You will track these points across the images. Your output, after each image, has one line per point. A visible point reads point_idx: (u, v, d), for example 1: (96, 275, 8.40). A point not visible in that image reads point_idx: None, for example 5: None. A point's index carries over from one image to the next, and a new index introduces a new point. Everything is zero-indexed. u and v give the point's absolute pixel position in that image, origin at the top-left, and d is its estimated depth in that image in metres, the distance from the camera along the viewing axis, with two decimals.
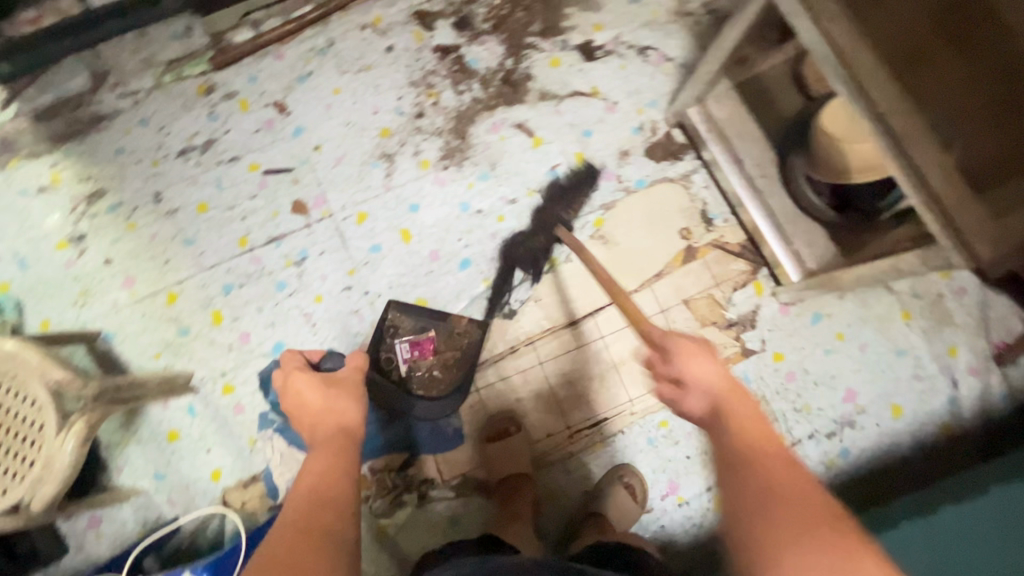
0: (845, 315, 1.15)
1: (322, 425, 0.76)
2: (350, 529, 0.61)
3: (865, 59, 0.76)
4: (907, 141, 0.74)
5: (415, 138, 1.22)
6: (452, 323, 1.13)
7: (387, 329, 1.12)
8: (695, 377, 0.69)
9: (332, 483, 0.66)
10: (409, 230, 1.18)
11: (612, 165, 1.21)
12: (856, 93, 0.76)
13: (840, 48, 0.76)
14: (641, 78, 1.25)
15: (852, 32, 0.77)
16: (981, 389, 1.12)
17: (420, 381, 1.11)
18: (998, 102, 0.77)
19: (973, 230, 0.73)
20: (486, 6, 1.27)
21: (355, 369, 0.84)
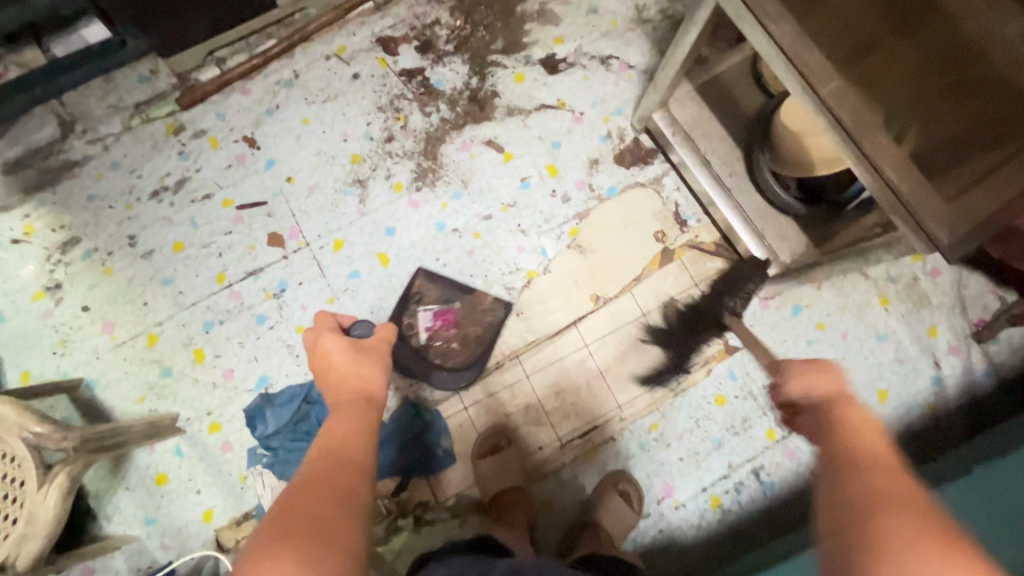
0: (823, 305, 1.16)
1: (344, 388, 0.76)
2: (361, 484, 0.61)
3: (811, 57, 0.78)
4: (857, 134, 0.77)
5: (386, 162, 1.22)
6: (478, 296, 1.16)
7: (412, 294, 1.16)
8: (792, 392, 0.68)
9: (353, 445, 0.66)
10: (386, 254, 1.18)
11: (583, 174, 1.23)
12: (803, 91, 0.79)
13: (786, 49, 0.78)
14: (605, 87, 1.27)
15: (795, 34, 0.79)
16: (963, 367, 1.13)
17: (438, 351, 1.14)
18: (946, 89, 0.81)
19: (928, 215, 0.74)
20: (447, 27, 1.29)
21: (383, 339, 0.85)
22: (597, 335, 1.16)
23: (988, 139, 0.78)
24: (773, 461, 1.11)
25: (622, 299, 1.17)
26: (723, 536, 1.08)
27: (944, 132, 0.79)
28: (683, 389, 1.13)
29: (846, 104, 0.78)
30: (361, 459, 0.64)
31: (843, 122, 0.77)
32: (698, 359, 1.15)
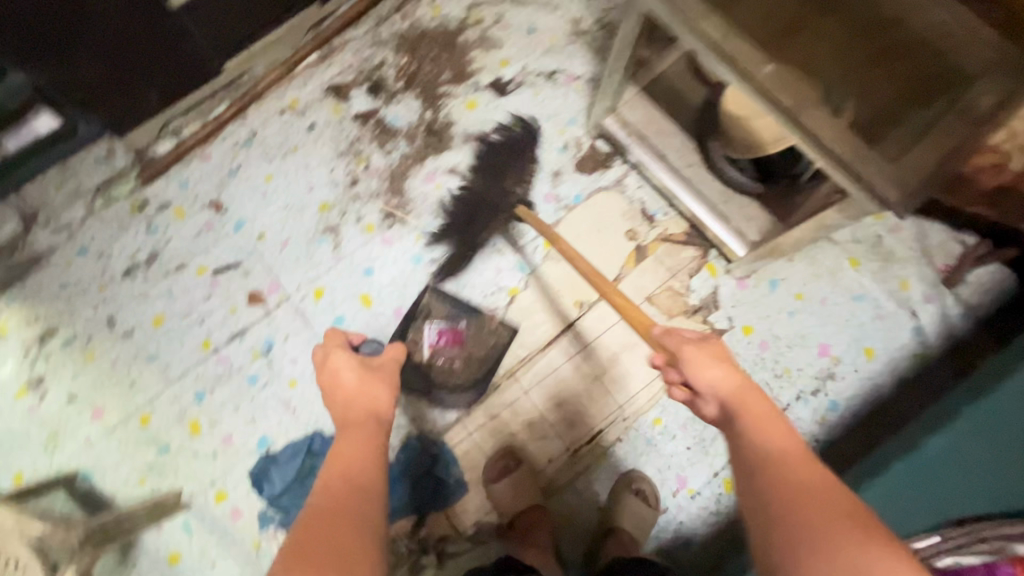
0: (798, 276, 1.20)
1: (353, 409, 0.77)
2: (372, 508, 0.66)
3: (741, 47, 0.83)
4: (797, 112, 0.81)
5: (355, 204, 1.24)
6: (483, 317, 1.17)
7: (420, 309, 1.17)
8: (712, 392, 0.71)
9: (367, 472, 0.69)
10: (368, 294, 1.19)
11: (548, 187, 1.25)
12: (738, 79, 0.83)
13: (716, 44, 0.83)
14: (555, 100, 1.31)
15: (722, 27, 0.84)
16: (939, 314, 1.17)
17: (440, 367, 1.15)
18: (875, 55, 0.84)
19: (878, 177, 0.79)
20: (394, 67, 1.33)
21: (393, 359, 0.86)
22: (588, 339, 1.17)
23: (920, 98, 0.83)
24: None
25: (606, 301, 1.19)
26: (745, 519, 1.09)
27: (886, 89, 0.83)
28: None
29: (781, 82, 0.82)
30: (371, 487, 0.68)
31: (780, 102, 0.82)
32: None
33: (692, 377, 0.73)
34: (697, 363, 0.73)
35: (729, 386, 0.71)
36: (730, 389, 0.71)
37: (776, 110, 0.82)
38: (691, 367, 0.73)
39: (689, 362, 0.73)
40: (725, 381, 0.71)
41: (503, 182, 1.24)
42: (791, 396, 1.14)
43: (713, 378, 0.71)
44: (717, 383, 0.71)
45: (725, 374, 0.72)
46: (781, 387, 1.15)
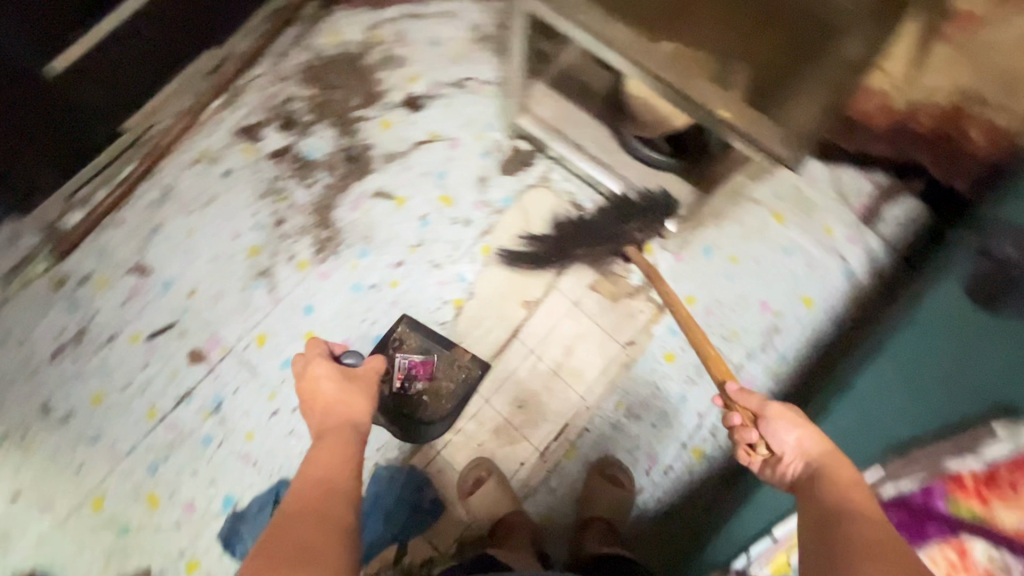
0: (729, 240, 1.24)
1: (331, 418, 0.81)
2: (346, 509, 0.68)
3: (619, 32, 0.85)
4: (685, 85, 0.83)
5: (284, 244, 1.21)
6: (454, 352, 1.15)
7: (391, 340, 1.15)
8: (788, 444, 0.72)
9: (339, 474, 0.72)
10: (313, 332, 1.17)
11: (476, 194, 1.25)
12: (622, 60, 0.85)
13: (598, 31, 0.84)
14: (469, 108, 1.31)
15: (599, 15, 0.85)
16: (865, 253, 1.22)
17: (410, 400, 1.12)
18: (748, 31, 0.89)
19: (766, 137, 0.81)
20: (303, 99, 1.31)
21: (373, 370, 0.89)
22: (539, 337, 1.18)
23: (793, 66, 0.87)
24: None
25: (550, 296, 1.20)
26: (718, 484, 1.11)
27: (767, 48, 0.88)
28: (634, 359, 1.17)
29: (663, 59, 0.84)
30: (343, 487, 0.71)
31: (665, 77, 0.83)
32: (637, 327, 1.19)
33: (773, 433, 0.73)
34: (780, 416, 0.74)
35: (818, 447, 0.71)
36: (812, 448, 0.71)
37: (663, 86, 0.84)
38: (774, 420, 0.74)
39: (771, 416, 0.74)
40: (814, 439, 0.71)
41: (609, 216, 1.21)
42: (741, 357, 1.18)
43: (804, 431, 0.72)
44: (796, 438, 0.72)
45: (804, 432, 0.72)
46: (730, 349, 1.18)
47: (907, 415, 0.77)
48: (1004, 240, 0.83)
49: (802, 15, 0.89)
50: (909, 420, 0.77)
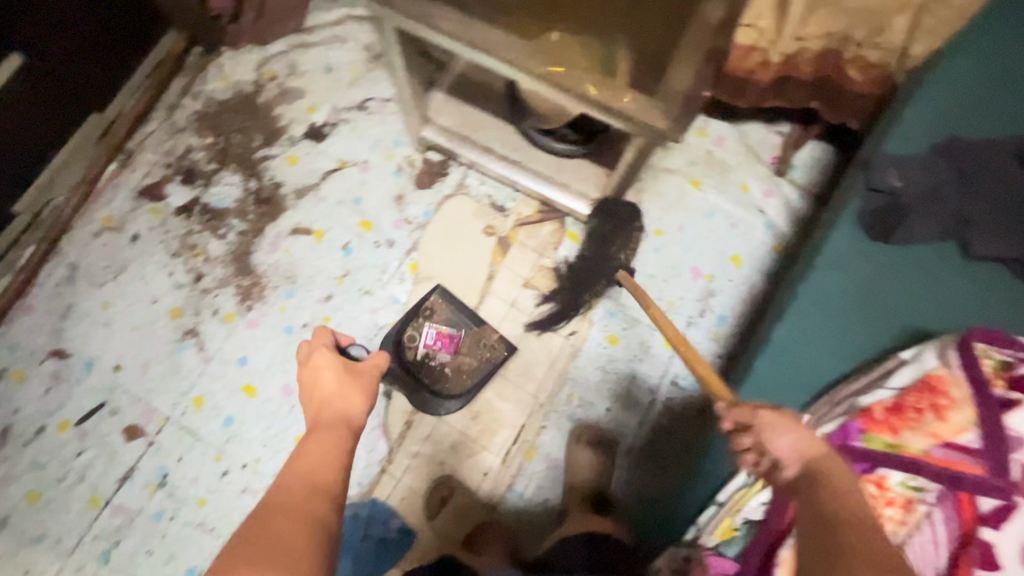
0: (651, 214, 1.25)
1: (328, 412, 0.72)
2: (328, 512, 0.61)
3: (488, 33, 0.83)
4: (560, 77, 0.82)
5: (206, 299, 1.17)
6: (482, 331, 1.17)
7: (423, 309, 1.16)
8: (784, 450, 0.57)
9: (328, 471, 0.65)
10: (251, 384, 1.13)
11: (395, 213, 1.23)
12: (499, 62, 0.84)
13: (464, 36, 0.83)
14: (374, 128, 1.29)
15: (465, 19, 0.84)
16: (782, 203, 1.25)
17: (430, 372, 1.14)
18: None
19: (649, 115, 0.81)
20: (202, 149, 1.27)
21: (377, 367, 0.79)
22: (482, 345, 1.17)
23: (666, 38, 0.87)
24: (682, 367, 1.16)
25: (486, 302, 1.19)
26: (680, 456, 1.11)
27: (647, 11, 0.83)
28: (578, 349, 1.17)
29: (538, 52, 0.83)
30: (330, 485, 0.64)
31: (538, 73, 0.82)
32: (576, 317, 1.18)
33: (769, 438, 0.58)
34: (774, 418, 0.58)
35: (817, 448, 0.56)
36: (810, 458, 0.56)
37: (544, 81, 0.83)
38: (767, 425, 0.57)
39: (764, 423, 0.57)
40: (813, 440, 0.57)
41: (610, 249, 1.22)
42: (682, 325, 1.19)
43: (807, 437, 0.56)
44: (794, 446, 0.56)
45: (801, 436, 0.57)
46: (671, 320, 1.19)
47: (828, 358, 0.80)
48: (889, 169, 0.81)
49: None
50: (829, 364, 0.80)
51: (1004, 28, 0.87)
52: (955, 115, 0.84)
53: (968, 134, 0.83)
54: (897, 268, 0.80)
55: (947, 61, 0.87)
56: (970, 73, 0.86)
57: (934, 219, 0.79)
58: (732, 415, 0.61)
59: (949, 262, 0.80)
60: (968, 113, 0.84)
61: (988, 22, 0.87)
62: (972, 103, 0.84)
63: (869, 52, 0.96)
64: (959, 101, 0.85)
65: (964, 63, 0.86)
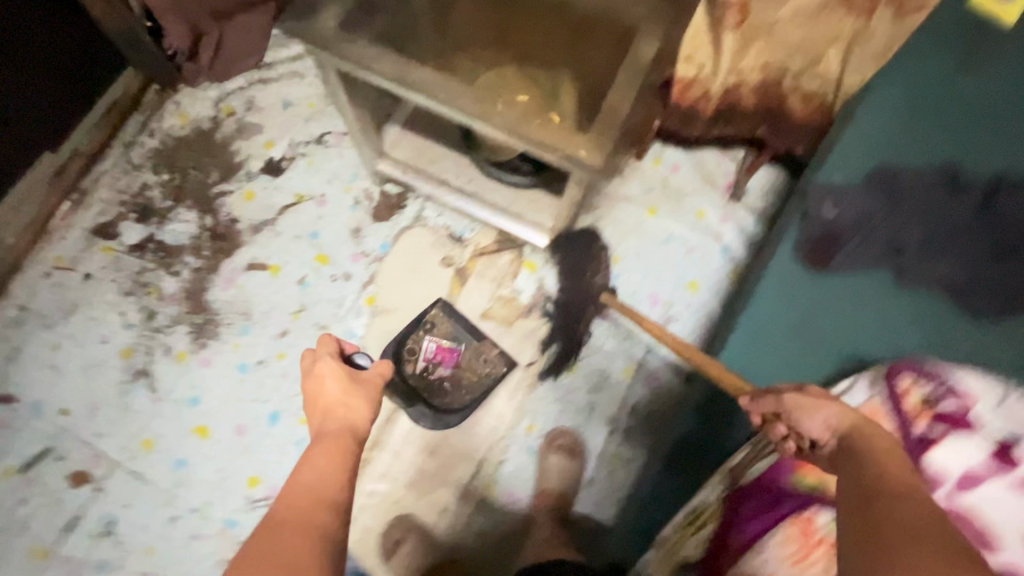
0: (609, 241, 1.25)
1: (331, 422, 0.71)
2: (333, 519, 0.60)
3: (423, 74, 0.83)
4: (491, 114, 0.81)
5: (159, 338, 1.15)
6: (481, 346, 1.17)
7: (424, 322, 1.16)
8: (813, 429, 0.64)
9: (330, 480, 0.64)
10: (203, 424, 1.10)
11: (352, 246, 1.23)
12: (430, 101, 0.83)
13: (396, 75, 0.82)
14: (332, 162, 1.29)
15: (399, 62, 0.83)
16: (737, 227, 1.26)
17: (428, 387, 1.13)
18: (569, 69, 0.97)
19: (585, 152, 0.79)
20: (158, 185, 1.26)
21: (381, 374, 0.79)
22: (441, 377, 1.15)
23: (600, 85, 0.91)
24: (641, 395, 1.15)
25: None
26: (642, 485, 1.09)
27: (584, 56, 0.97)
28: (537, 380, 1.16)
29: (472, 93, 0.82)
30: (333, 494, 0.62)
31: (472, 112, 0.82)
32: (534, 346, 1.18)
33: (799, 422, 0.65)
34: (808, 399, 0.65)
35: (846, 420, 0.62)
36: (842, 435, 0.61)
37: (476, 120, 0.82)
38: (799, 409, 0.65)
39: (789, 408, 0.66)
40: (840, 412, 0.63)
41: (584, 276, 1.22)
42: (642, 351, 1.18)
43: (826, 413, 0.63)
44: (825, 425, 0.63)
45: (833, 414, 0.63)
46: (630, 347, 1.18)
47: (779, 382, 0.85)
48: (824, 200, 0.84)
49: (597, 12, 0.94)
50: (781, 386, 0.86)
51: (942, 44, 0.82)
52: (887, 141, 0.83)
53: (903, 159, 0.82)
54: (836, 297, 0.83)
55: (881, 86, 0.85)
56: (904, 96, 0.83)
57: (864, 249, 0.82)
58: (764, 406, 0.70)
59: (885, 290, 0.81)
60: (900, 139, 0.83)
61: (926, 39, 0.82)
62: (906, 128, 0.83)
63: (807, 83, 0.98)
64: (892, 128, 0.83)
65: (898, 86, 0.84)
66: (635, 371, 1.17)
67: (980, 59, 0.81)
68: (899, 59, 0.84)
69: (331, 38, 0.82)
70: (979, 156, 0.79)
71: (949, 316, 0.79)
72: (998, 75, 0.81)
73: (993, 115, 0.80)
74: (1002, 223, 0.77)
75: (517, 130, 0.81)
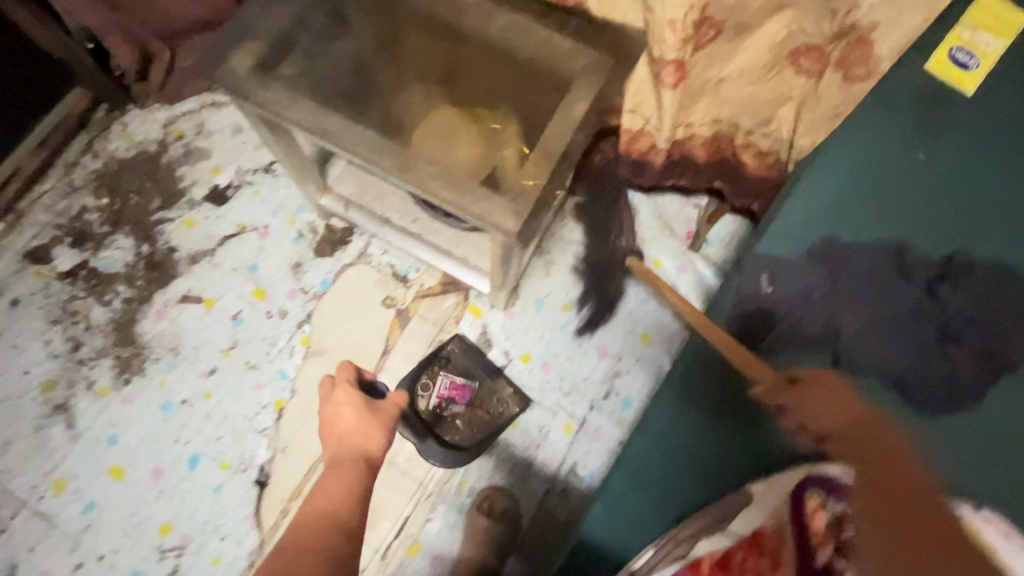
0: (560, 288, 1.19)
1: (345, 446, 0.81)
2: (344, 541, 0.72)
3: (338, 124, 0.80)
4: (403, 169, 0.78)
5: (82, 371, 1.11)
6: (496, 385, 1.13)
7: (439, 357, 1.12)
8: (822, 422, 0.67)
9: (344, 506, 0.75)
10: (119, 466, 1.06)
11: (291, 282, 1.18)
12: (343, 152, 0.80)
13: (310, 125, 0.79)
14: (278, 192, 1.25)
15: (314, 110, 0.81)
16: (694, 279, 1.20)
17: (439, 423, 1.08)
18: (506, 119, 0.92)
19: (495, 215, 0.75)
20: (97, 210, 1.22)
21: (397, 406, 0.88)
22: None
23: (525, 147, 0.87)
24: (582, 451, 1.11)
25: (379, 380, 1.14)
26: None
27: (526, 101, 0.92)
28: None
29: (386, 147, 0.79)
30: (346, 519, 0.74)
31: (385, 167, 0.78)
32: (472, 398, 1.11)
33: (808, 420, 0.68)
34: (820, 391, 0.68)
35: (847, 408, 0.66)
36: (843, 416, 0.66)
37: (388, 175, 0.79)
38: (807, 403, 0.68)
39: (801, 407, 0.68)
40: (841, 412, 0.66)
41: (547, 315, 1.18)
42: (584, 409, 1.13)
43: (829, 413, 0.67)
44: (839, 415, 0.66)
45: (845, 404, 0.67)
46: (572, 403, 1.14)
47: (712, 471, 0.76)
48: (762, 272, 0.79)
49: (537, 53, 0.86)
50: (730, 459, 0.77)
51: (895, 116, 0.80)
52: (837, 210, 0.79)
53: (848, 238, 0.77)
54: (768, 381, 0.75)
55: (826, 159, 0.80)
56: (857, 163, 0.79)
57: (801, 329, 0.77)
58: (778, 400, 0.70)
59: None
60: (851, 208, 0.78)
61: (879, 108, 0.80)
62: (857, 198, 0.79)
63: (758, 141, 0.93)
64: (843, 196, 0.79)
65: (842, 161, 0.79)
66: (575, 430, 1.12)
67: (934, 133, 0.79)
68: (853, 125, 0.80)
69: (247, 81, 0.80)
70: (928, 234, 0.77)
71: (895, 409, 0.72)
72: (941, 158, 0.79)
73: (944, 192, 0.78)
74: (944, 309, 0.74)
75: (427, 186, 0.77)
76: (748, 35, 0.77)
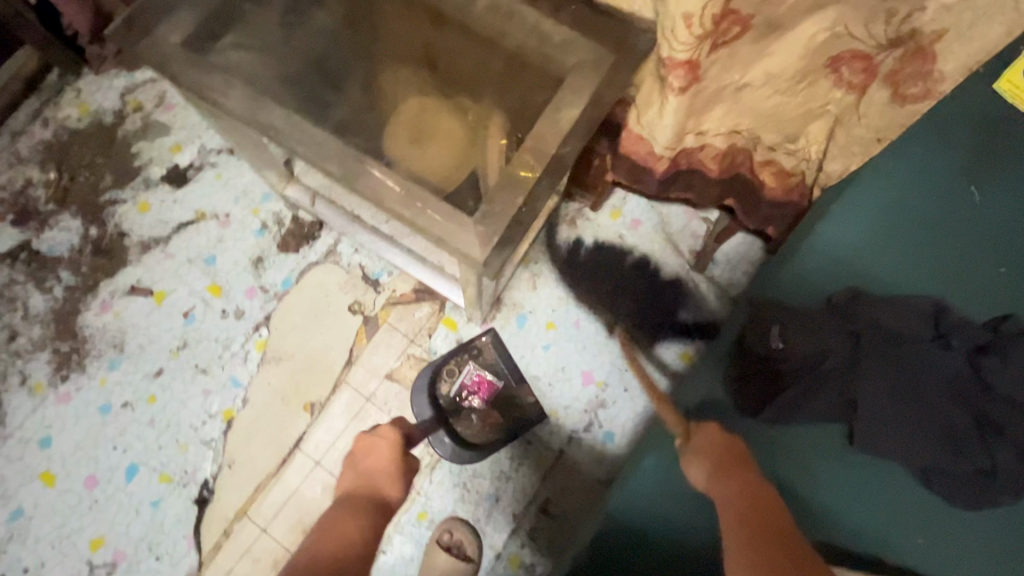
0: (545, 304, 1.08)
1: (365, 483, 0.75)
2: None
3: (283, 118, 0.68)
4: (355, 178, 0.67)
5: (16, 365, 1.02)
6: (519, 390, 1.03)
7: (470, 346, 1.03)
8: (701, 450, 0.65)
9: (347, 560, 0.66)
10: (51, 471, 0.98)
11: (249, 279, 1.07)
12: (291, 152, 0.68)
13: (248, 116, 0.68)
14: (243, 178, 1.13)
15: (253, 96, 0.69)
16: (696, 302, 1.07)
17: (456, 414, 1.01)
18: (495, 116, 0.80)
19: (457, 239, 0.65)
20: (43, 185, 1.11)
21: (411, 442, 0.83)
22: (324, 447, 1.00)
23: (510, 148, 0.74)
24: (558, 488, 1.02)
25: (339, 396, 1.03)
26: None
27: (515, 99, 0.79)
28: (438, 460, 1.01)
29: (338, 149, 0.68)
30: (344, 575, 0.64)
31: (336, 173, 0.67)
32: (473, 404, 1.01)
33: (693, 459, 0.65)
34: (698, 452, 0.65)
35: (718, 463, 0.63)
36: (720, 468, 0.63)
37: (341, 182, 0.68)
38: (684, 455, 0.66)
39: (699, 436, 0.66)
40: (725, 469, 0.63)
41: (530, 333, 1.07)
42: (562, 440, 1.03)
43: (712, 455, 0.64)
44: (707, 468, 0.64)
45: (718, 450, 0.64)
46: (550, 433, 1.03)
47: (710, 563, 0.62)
48: (772, 328, 0.69)
49: (527, 42, 0.73)
50: None
51: (948, 152, 0.69)
52: (859, 257, 0.70)
53: (873, 289, 0.69)
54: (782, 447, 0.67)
55: (854, 199, 0.70)
56: (887, 207, 0.70)
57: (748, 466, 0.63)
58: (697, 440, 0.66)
59: (836, 450, 0.66)
60: (880, 256, 0.69)
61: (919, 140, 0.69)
62: (883, 246, 0.69)
63: None
64: (869, 243, 0.70)
65: (875, 198, 0.70)
66: (550, 463, 1.02)
67: (988, 175, 0.68)
68: (887, 159, 0.70)
69: (173, 59, 0.68)
70: (964, 293, 0.67)
71: (906, 496, 0.64)
72: (997, 202, 0.68)
73: (993, 241, 0.67)
74: (986, 391, 0.61)
75: (379, 201, 0.67)
76: (780, 35, 0.62)
